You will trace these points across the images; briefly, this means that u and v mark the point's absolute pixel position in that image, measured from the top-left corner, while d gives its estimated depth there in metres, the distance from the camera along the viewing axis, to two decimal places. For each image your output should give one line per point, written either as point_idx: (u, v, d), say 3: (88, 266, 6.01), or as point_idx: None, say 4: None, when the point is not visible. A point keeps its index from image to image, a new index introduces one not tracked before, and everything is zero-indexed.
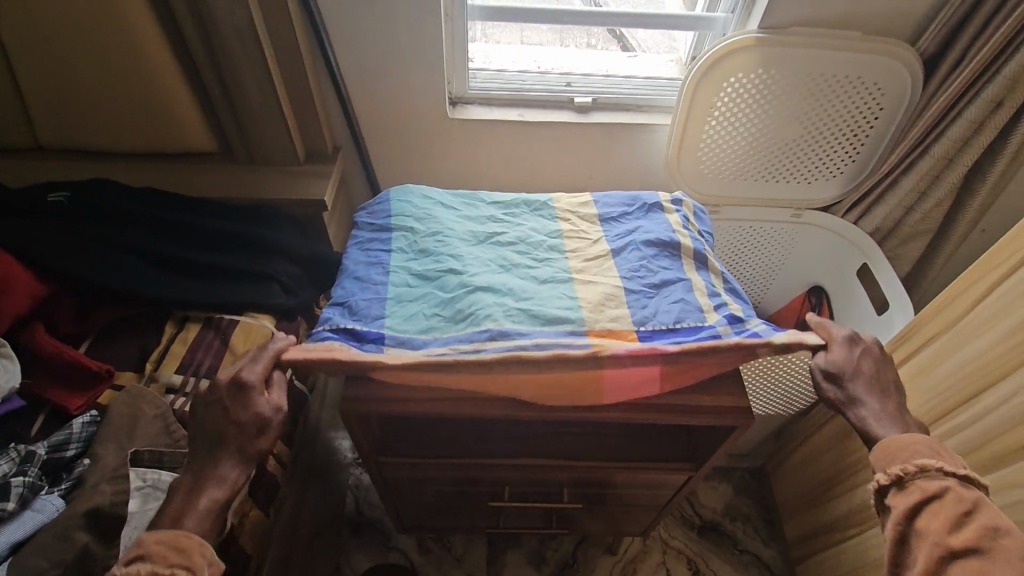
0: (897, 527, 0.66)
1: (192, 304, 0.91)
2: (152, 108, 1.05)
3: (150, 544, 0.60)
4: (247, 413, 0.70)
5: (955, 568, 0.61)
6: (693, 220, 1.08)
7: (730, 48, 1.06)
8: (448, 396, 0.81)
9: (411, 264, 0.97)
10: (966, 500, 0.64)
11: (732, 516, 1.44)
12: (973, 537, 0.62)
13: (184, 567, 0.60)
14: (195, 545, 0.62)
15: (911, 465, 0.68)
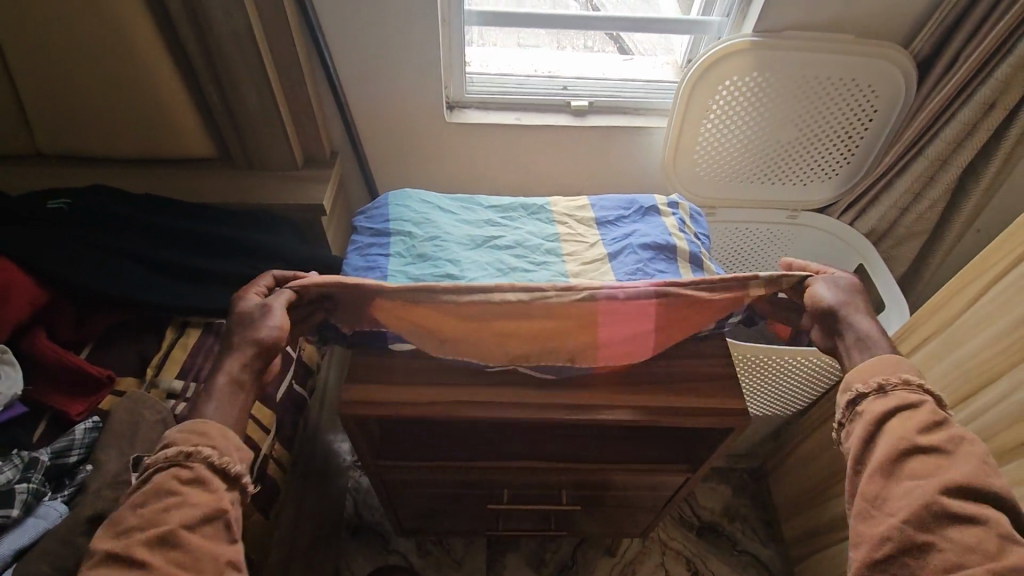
0: (868, 428, 0.65)
1: (192, 310, 0.91)
2: (151, 115, 1.06)
3: (174, 432, 0.63)
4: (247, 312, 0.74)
5: (916, 462, 0.61)
6: (689, 222, 1.09)
7: (724, 51, 1.07)
8: (447, 398, 0.82)
9: (409, 268, 0.98)
10: (940, 412, 0.64)
11: (731, 517, 1.45)
12: (942, 440, 0.62)
13: (210, 446, 0.62)
14: (218, 429, 0.64)
15: (893, 377, 0.68)
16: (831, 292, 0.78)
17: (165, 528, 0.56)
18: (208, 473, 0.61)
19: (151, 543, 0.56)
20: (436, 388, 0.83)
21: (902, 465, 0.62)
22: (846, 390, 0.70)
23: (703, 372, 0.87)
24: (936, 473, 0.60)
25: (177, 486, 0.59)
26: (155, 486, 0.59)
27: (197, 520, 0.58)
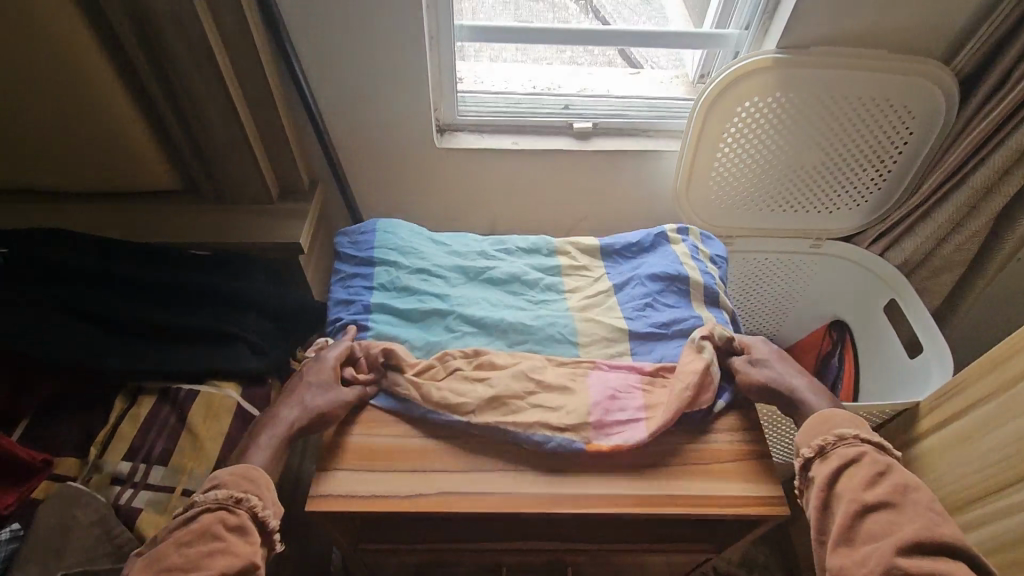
0: (821, 493, 0.69)
1: (144, 375, 0.80)
2: (104, 147, 0.94)
3: (224, 475, 0.65)
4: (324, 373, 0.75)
5: (870, 521, 0.65)
6: (702, 247, 0.97)
7: (741, 72, 0.96)
8: (436, 488, 0.69)
9: (394, 304, 0.88)
10: (880, 462, 0.68)
11: (749, 569, 1.33)
12: (886, 493, 0.65)
13: (257, 495, 0.64)
14: (267, 480, 0.66)
15: (831, 436, 0.72)
16: (764, 367, 0.81)
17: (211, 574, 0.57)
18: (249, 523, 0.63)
19: None
20: (424, 471, 0.70)
21: (859, 526, 0.65)
22: (796, 457, 0.74)
23: (731, 447, 0.76)
24: (892, 532, 0.63)
25: (222, 531, 0.61)
26: (201, 529, 0.61)
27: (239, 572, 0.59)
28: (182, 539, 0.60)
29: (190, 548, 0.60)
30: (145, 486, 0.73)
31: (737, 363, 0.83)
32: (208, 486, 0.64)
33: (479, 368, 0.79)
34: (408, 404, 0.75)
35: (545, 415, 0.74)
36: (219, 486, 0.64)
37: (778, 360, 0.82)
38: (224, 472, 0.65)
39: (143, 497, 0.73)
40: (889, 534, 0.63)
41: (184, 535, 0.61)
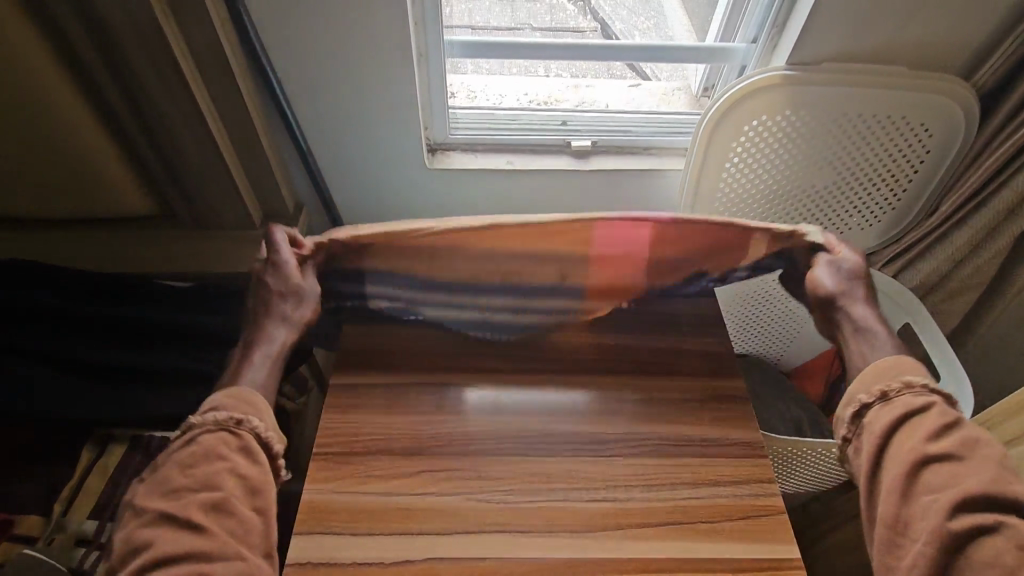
0: (877, 442, 0.66)
1: (114, 421, 0.76)
2: (72, 174, 0.89)
3: (222, 397, 0.64)
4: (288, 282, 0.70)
5: (930, 474, 0.61)
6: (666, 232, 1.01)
7: (749, 90, 0.91)
8: (425, 552, 0.63)
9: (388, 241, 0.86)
10: (949, 414, 0.65)
11: None
12: (952, 446, 0.62)
13: (258, 419, 0.64)
14: (266, 403, 0.66)
15: (896, 383, 0.68)
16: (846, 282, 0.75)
17: (219, 494, 0.58)
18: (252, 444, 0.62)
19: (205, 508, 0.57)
20: (412, 531, 0.64)
21: (918, 476, 0.62)
22: (850, 405, 0.70)
23: (743, 502, 0.68)
24: (957, 484, 0.60)
25: (227, 452, 0.61)
26: (204, 451, 0.61)
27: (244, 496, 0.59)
28: (183, 463, 0.60)
29: (195, 469, 0.60)
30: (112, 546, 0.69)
31: (830, 261, 0.76)
32: (207, 408, 0.64)
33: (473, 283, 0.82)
34: (390, 454, 0.69)
35: (536, 413, 0.73)
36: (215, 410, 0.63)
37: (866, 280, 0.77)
38: (221, 394, 0.65)
39: None
40: (953, 485, 0.60)
41: (186, 458, 0.60)
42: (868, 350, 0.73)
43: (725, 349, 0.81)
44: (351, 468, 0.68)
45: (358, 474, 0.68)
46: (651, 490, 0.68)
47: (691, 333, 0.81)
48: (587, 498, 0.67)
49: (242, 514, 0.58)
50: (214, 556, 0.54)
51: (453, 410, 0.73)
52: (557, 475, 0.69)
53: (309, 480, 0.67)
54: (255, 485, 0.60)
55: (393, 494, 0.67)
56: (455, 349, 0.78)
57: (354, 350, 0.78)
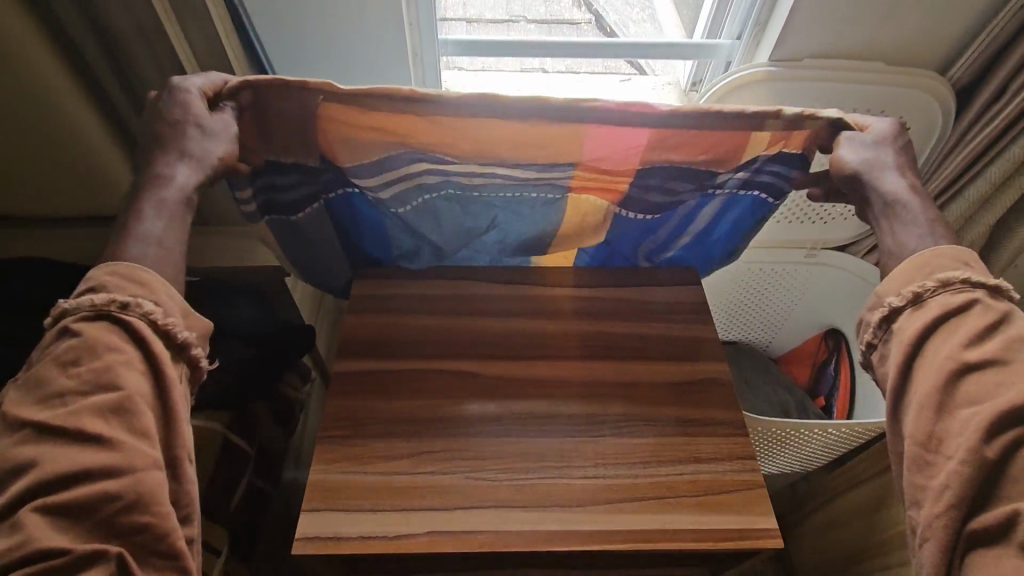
0: (908, 347, 0.57)
1: None
2: (77, 176, 0.93)
3: (102, 276, 0.53)
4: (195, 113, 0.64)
5: (968, 384, 0.53)
6: None
7: (733, 87, 0.94)
8: (426, 527, 0.67)
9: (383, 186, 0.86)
10: (993, 313, 0.55)
11: None
12: (994, 351, 0.53)
13: (152, 300, 0.53)
14: (160, 282, 0.55)
15: (931, 281, 0.59)
16: (863, 155, 0.69)
17: (120, 392, 0.49)
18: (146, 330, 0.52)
19: (101, 413, 0.48)
20: (413, 507, 0.68)
21: (956, 388, 0.53)
22: (877, 308, 0.61)
23: (726, 477, 0.72)
24: (996, 397, 0.51)
25: (117, 342, 0.50)
26: (89, 342, 0.50)
27: (151, 394, 0.51)
28: (62, 360, 0.49)
29: (79, 367, 0.49)
30: None
31: (843, 137, 0.71)
32: (82, 290, 0.53)
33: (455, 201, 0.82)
34: (392, 436, 0.73)
35: (530, 396, 0.77)
36: (99, 290, 0.53)
37: (896, 154, 0.69)
38: (98, 273, 0.54)
39: None
40: (997, 396, 0.51)
41: (65, 354, 0.49)
42: (898, 227, 0.65)
43: (710, 334, 0.84)
44: (354, 450, 0.72)
45: (362, 455, 0.72)
46: (638, 465, 0.73)
47: (678, 320, 0.85)
48: (578, 473, 0.72)
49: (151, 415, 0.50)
50: (130, 467, 0.46)
51: (452, 394, 0.77)
52: (550, 454, 0.73)
53: (317, 461, 0.71)
54: (163, 383, 0.52)
55: (395, 472, 0.71)
56: (451, 338, 0.82)
57: (356, 339, 0.81)
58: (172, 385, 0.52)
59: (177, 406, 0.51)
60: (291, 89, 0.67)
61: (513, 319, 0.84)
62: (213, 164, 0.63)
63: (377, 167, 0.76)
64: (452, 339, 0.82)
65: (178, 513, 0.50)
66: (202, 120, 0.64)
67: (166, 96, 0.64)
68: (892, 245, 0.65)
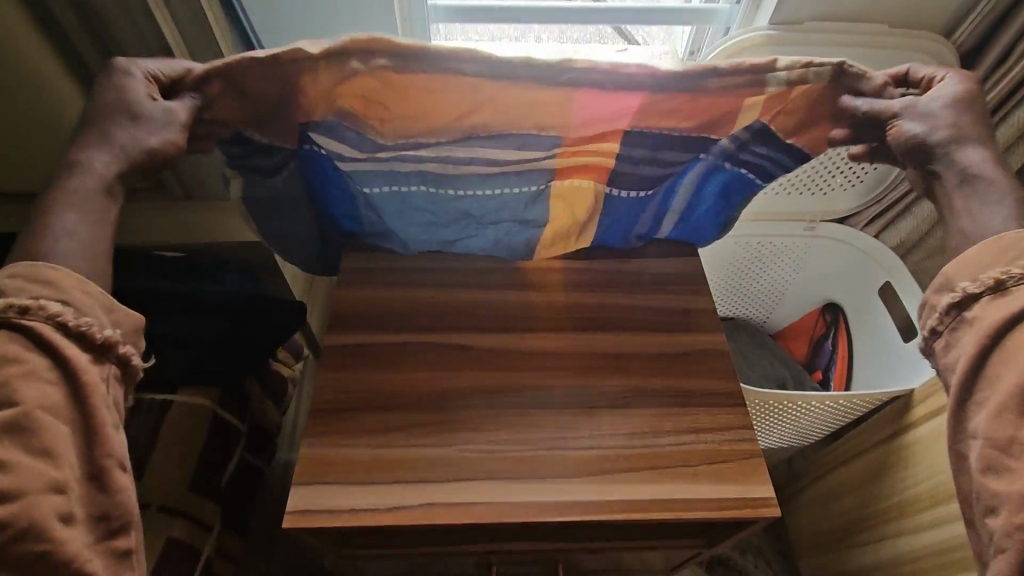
0: (985, 340, 0.52)
1: None
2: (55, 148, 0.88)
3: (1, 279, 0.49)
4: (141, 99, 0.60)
5: None
6: None
7: (730, 53, 0.91)
8: (419, 498, 0.66)
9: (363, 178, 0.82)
10: None
11: (742, 550, 1.32)
12: None
13: (58, 300, 0.49)
14: (65, 276, 0.50)
15: (1017, 269, 0.53)
16: (925, 120, 0.63)
17: (20, 407, 0.44)
18: (57, 335, 0.48)
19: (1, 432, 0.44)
20: (407, 479, 0.67)
21: None
22: (946, 291, 0.56)
23: (722, 446, 0.71)
24: None
25: (17, 352, 0.46)
26: None
27: (66, 401, 0.47)
28: None
29: None
30: None
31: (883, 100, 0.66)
32: None
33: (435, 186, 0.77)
34: (384, 409, 0.72)
35: (524, 368, 0.76)
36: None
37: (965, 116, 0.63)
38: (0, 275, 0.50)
39: None
40: None
41: None
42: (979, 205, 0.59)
43: (707, 304, 0.83)
44: (346, 424, 0.71)
45: (354, 428, 0.71)
46: (635, 436, 0.72)
47: (675, 291, 0.84)
48: (573, 444, 0.71)
49: (58, 428, 0.46)
50: (18, 491, 0.42)
51: (445, 367, 0.76)
52: (545, 425, 0.72)
53: (308, 435, 0.70)
54: (78, 385, 0.47)
55: (388, 445, 0.70)
56: (444, 311, 0.80)
57: (345, 311, 0.80)
58: (91, 392, 0.48)
59: (94, 409, 0.47)
60: (272, 67, 0.62)
61: (506, 291, 0.82)
62: (143, 154, 0.59)
63: (346, 138, 0.71)
64: (444, 311, 0.80)
65: (111, 525, 0.46)
66: (132, 102, 0.59)
67: (94, 92, 0.60)
68: (971, 225, 0.59)
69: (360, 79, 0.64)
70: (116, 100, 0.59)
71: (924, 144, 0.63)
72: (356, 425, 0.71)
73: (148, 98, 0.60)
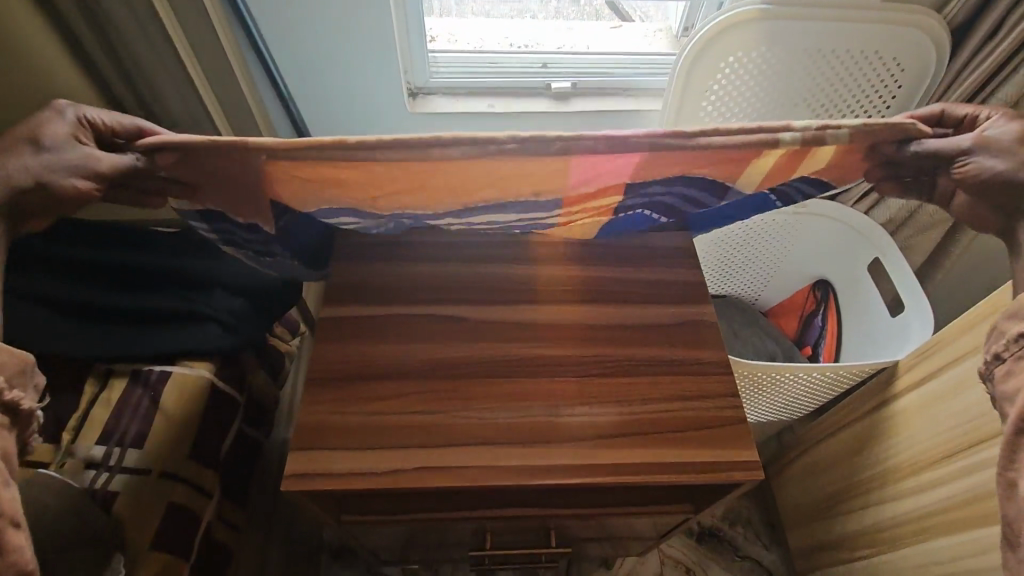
0: None
1: (116, 357, 0.80)
2: None
3: None
4: (64, 135, 0.62)
5: None
6: None
7: (725, 27, 0.90)
8: (415, 463, 0.68)
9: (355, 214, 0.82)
10: None
11: (732, 520, 1.35)
12: None
13: None
14: None
15: None
16: (1004, 156, 0.64)
17: None
18: None
19: None
20: (404, 447, 0.69)
21: None
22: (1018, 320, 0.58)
23: (712, 412, 0.73)
24: None
25: None
26: None
27: None
28: None
29: None
30: (121, 469, 0.73)
31: (951, 142, 0.67)
32: None
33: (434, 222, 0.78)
34: (380, 379, 0.73)
35: (518, 339, 0.78)
36: None
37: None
38: None
39: (120, 481, 0.73)
40: None
41: None
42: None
43: (698, 276, 0.85)
44: (343, 393, 0.72)
45: (352, 398, 0.72)
46: (626, 404, 0.73)
47: (666, 264, 0.85)
48: (565, 413, 0.72)
49: None
50: None
51: (440, 338, 0.77)
52: (539, 393, 0.73)
53: (306, 404, 0.72)
54: None
55: (385, 415, 0.71)
56: (439, 284, 0.81)
57: (343, 284, 0.81)
58: None
59: None
60: (221, 151, 0.62)
61: (500, 264, 0.83)
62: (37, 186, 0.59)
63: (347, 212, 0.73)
64: (440, 286, 0.81)
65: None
66: (49, 142, 0.61)
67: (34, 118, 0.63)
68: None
69: (345, 170, 0.64)
70: (34, 134, 0.61)
71: (1011, 179, 0.64)
72: (353, 394, 0.72)
73: (69, 143, 0.61)
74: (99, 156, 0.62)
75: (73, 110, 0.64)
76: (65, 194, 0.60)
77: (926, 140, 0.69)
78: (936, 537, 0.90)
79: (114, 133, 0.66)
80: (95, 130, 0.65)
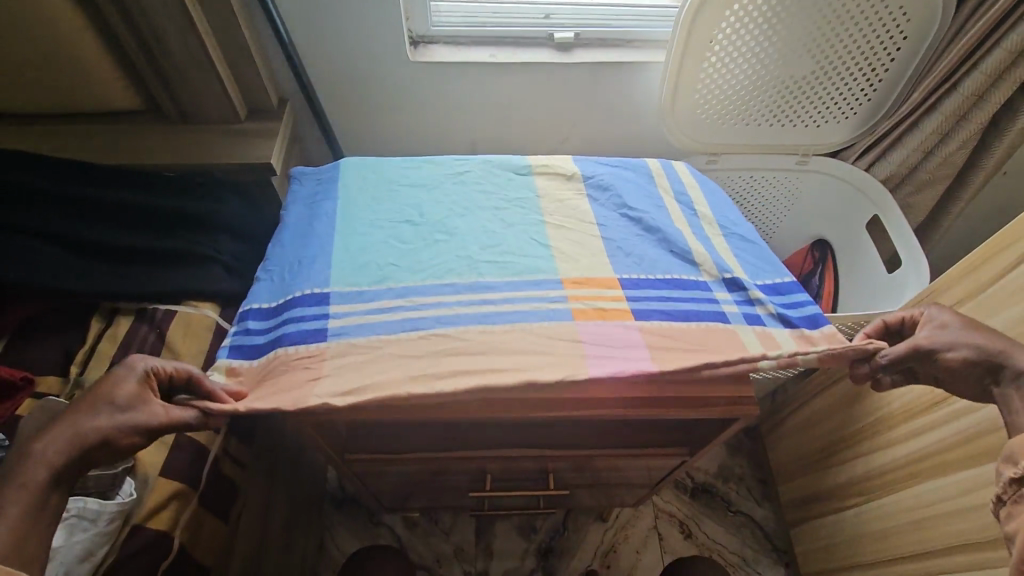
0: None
1: (120, 294, 0.82)
2: (47, 67, 0.86)
3: None
4: (133, 394, 0.56)
5: None
6: (670, 200, 0.90)
7: None
8: None
9: (357, 277, 0.75)
10: None
11: (725, 478, 1.39)
12: None
13: None
14: None
15: None
16: (959, 346, 0.61)
17: None
18: None
19: None
20: None
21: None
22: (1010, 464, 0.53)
23: None
24: None
25: None
26: None
27: None
28: None
29: None
30: None
31: (906, 346, 0.64)
32: None
33: (445, 284, 0.74)
34: None
35: None
36: None
37: (983, 333, 0.61)
38: None
39: None
40: None
41: None
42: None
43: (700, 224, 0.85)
44: None
45: None
46: None
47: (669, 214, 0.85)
48: None
49: None
50: None
51: None
52: None
53: None
54: None
55: None
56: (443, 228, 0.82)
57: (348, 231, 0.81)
58: None
59: None
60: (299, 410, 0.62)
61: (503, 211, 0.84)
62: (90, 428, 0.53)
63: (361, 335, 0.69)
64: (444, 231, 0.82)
65: None
66: (124, 400, 0.56)
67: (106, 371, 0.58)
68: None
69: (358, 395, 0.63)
70: (106, 394, 0.56)
71: (978, 363, 0.60)
72: None
73: (144, 402, 0.57)
74: (167, 413, 0.57)
75: (142, 363, 0.59)
76: (127, 449, 0.55)
77: (885, 351, 0.65)
78: (923, 480, 0.91)
79: (175, 384, 0.61)
80: (160, 381, 0.60)
